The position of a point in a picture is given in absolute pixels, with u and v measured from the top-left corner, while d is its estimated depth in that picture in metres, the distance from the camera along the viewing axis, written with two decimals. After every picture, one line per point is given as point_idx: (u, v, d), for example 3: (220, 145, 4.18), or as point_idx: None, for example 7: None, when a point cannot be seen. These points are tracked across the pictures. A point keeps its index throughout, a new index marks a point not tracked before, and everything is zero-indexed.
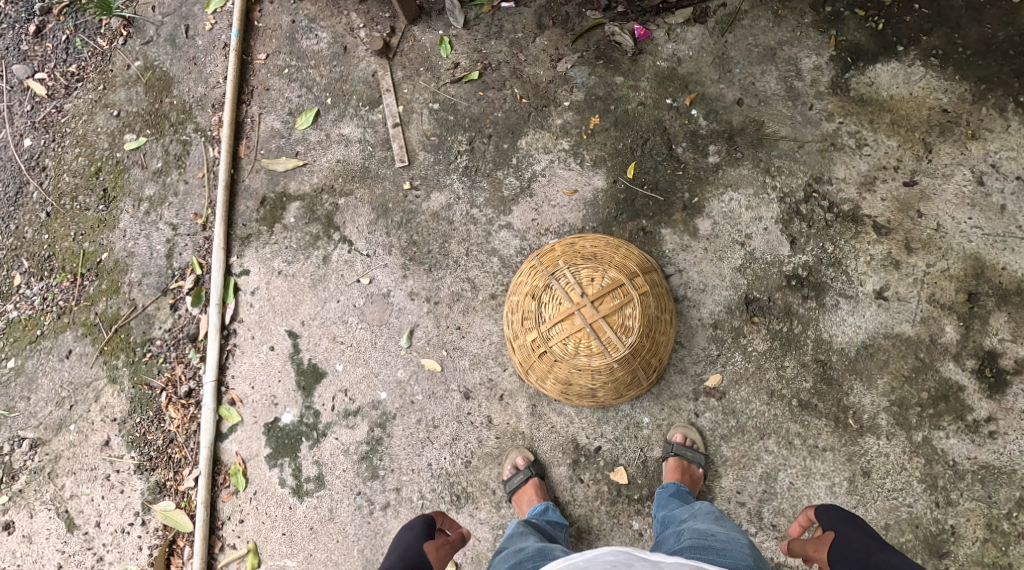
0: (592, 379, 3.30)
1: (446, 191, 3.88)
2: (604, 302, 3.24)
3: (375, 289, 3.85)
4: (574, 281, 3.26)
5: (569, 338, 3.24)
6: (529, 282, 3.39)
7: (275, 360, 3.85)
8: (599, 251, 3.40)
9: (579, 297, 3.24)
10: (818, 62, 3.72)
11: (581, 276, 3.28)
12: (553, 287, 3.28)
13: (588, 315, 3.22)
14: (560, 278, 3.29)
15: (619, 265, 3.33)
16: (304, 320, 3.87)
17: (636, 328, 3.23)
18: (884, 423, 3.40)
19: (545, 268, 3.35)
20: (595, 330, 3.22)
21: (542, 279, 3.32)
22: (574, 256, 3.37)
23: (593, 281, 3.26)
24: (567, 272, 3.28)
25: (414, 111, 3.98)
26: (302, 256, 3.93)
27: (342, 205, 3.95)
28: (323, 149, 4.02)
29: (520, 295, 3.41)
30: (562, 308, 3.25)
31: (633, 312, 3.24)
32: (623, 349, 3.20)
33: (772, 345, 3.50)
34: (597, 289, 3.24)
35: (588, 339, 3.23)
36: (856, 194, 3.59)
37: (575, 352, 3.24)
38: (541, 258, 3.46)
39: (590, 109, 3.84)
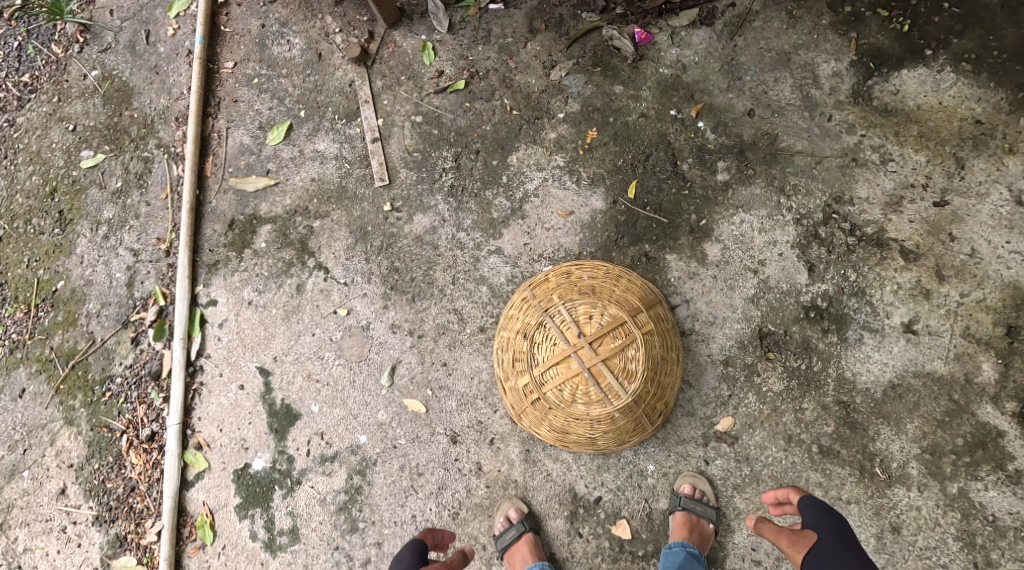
0: (591, 428, 2.98)
1: (430, 213, 3.56)
2: (604, 343, 2.91)
3: (354, 321, 3.53)
4: (570, 319, 2.93)
5: (565, 383, 2.92)
6: (521, 318, 3.06)
7: (245, 400, 3.53)
8: (598, 282, 3.07)
9: (576, 338, 2.91)
10: (837, 68, 3.36)
11: (578, 313, 2.95)
12: (547, 326, 2.95)
13: (586, 359, 2.89)
14: (555, 315, 2.96)
15: (620, 300, 3.01)
16: (276, 355, 3.56)
17: (639, 373, 2.90)
18: (915, 472, 3.07)
19: (538, 303, 3.02)
20: (594, 375, 2.89)
21: (534, 316, 2.99)
22: (570, 289, 3.04)
23: (591, 318, 2.93)
24: (562, 308, 2.95)
25: (395, 124, 3.64)
26: (273, 284, 3.61)
27: (317, 228, 3.63)
28: (296, 167, 3.68)
29: (511, 332, 3.08)
30: (557, 350, 2.93)
31: (637, 354, 2.91)
32: (625, 397, 2.88)
33: (790, 384, 3.17)
34: (596, 329, 2.91)
35: (587, 385, 2.90)
36: (880, 215, 3.24)
37: (572, 400, 2.92)
38: (534, 290, 3.13)
39: (586, 121, 3.50)
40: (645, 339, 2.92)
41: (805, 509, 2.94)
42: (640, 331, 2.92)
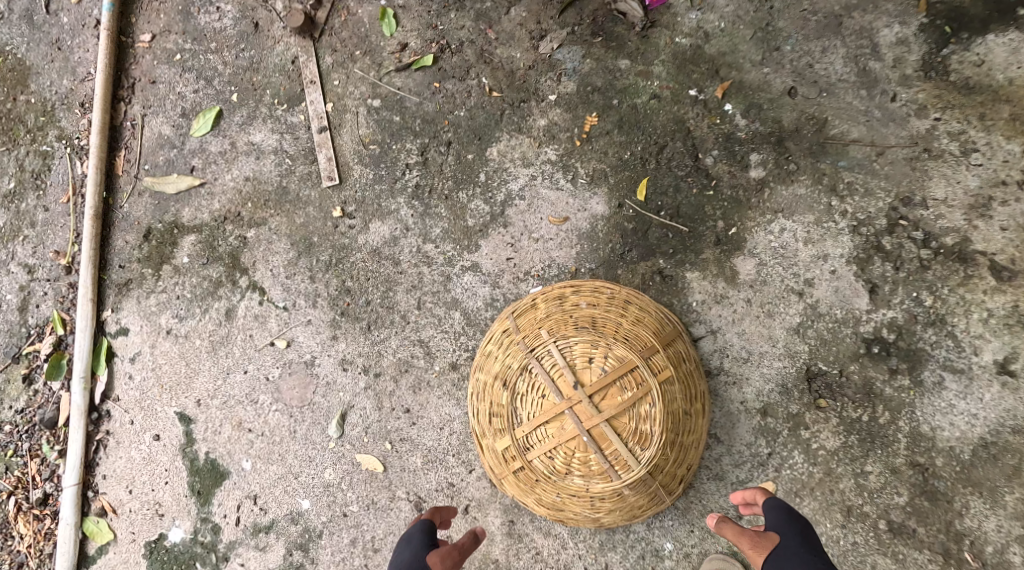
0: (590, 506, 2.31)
1: (390, 220, 2.86)
2: (607, 396, 2.25)
3: (295, 356, 2.85)
4: (563, 363, 2.27)
5: (557, 448, 2.26)
6: (500, 358, 2.39)
7: (161, 455, 2.85)
8: (600, 311, 2.40)
9: (571, 389, 2.25)
10: (902, 34, 2.62)
11: (575, 356, 2.28)
12: (534, 372, 2.29)
13: (585, 417, 2.23)
14: (544, 358, 2.30)
15: (630, 336, 2.34)
16: (200, 399, 2.87)
17: (655, 436, 2.24)
18: (1016, 559, 2.40)
19: (522, 340, 2.35)
20: (596, 438, 2.23)
21: (517, 357, 2.33)
22: (564, 320, 2.37)
23: (591, 362, 2.27)
24: (553, 349, 2.29)
25: (348, 110, 2.93)
26: (197, 309, 2.92)
27: (251, 239, 2.93)
28: (226, 163, 2.97)
29: (486, 376, 2.41)
30: (548, 405, 2.27)
31: (652, 411, 2.24)
32: (637, 469, 2.22)
33: (848, 441, 2.49)
34: (599, 377, 2.25)
35: (586, 451, 2.25)
36: (962, 221, 2.52)
37: (566, 470, 2.26)
38: (517, 319, 2.46)
39: (584, 104, 2.79)
40: (663, 391, 2.25)
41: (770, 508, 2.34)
42: (655, 379, 2.26)
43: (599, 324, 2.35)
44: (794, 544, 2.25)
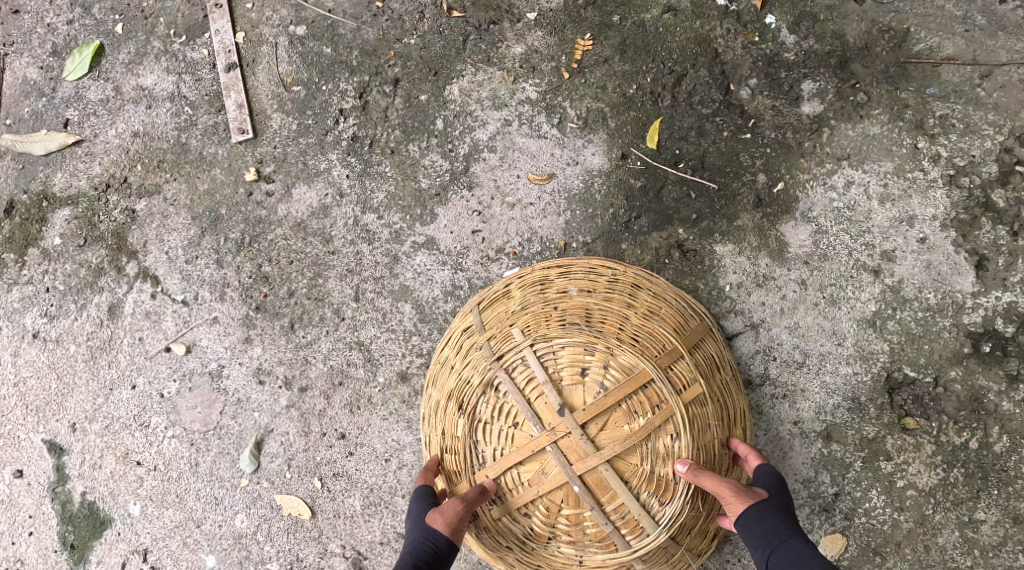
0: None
1: (319, 184, 2.16)
2: (608, 428, 1.65)
3: (197, 366, 2.16)
4: (545, 381, 1.66)
5: (538, 501, 1.67)
6: (459, 370, 1.76)
7: (24, 497, 2.17)
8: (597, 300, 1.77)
9: (560, 420, 1.64)
10: None
11: (563, 368, 1.67)
12: (506, 394, 1.68)
13: (579, 458, 1.64)
14: (520, 373, 1.68)
15: (643, 337, 1.72)
16: (75, 422, 2.18)
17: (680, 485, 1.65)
18: None
19: (489, 346, 1.72)
20: (595, 490, 1.64)
21: (482, 370, 1.70)
22: (547, 316, 1.74)
23: (584, 379, 1.66)
24: (534, 361, 1.67)
25: (264, 42, 2.23)
26: (72, 306, 2.23)
27: (141, 214, 2.23)
28: (109, 115, 2.28)
29: (439, 395, 1.80)
30: (526, 441, 1.66)
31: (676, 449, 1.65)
32: (654, 536, 1.63)
33: (948, 477, 1.81)
34: (599, 400, 1.64)
35: (580, 508, 1.66)
36: None
37: (550, 529, 1.68)
38: (484, 314, 1.83)
39: (575, 23, 2.07)
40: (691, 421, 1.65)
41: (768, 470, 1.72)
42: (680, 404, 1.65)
43: (597, 321, 1.72)
44: (781, 505, 1.68)
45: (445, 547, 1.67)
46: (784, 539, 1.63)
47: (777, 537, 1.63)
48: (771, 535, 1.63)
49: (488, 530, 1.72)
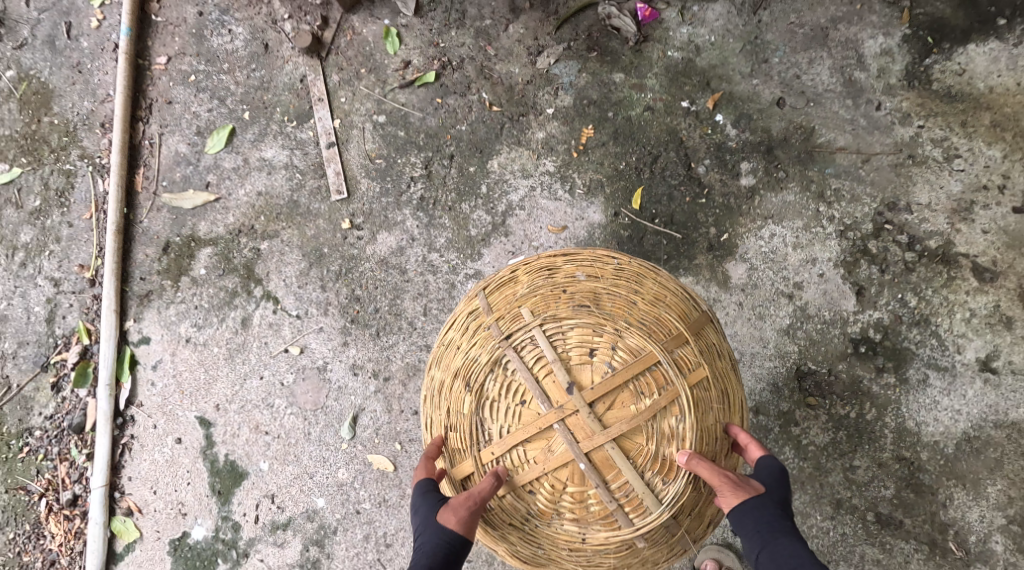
0: (588, 558, 2.28)
1: (396, 231, 2.98)
2: (609, 402, 2.26)
3: (307, 362, 2.98)
4: (556, 359, 2.27)
5: (552, 474, 2.26)
6: (466, 349, 2.33)
7: (183, 457, 2.99)
8: (604, 286, 2.33)
9: (570, 398, 2.25)
10: (887, 45, 2.75)
11: (572, 355, 2.28)
12: (519, 375, 2.28)
13: (586, 437, 2.24)
14: (535, 353, 2.29)
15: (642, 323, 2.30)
16: (218, 403, 3.01)
17: (681, 469, 2.24)
18: (998, 549, 2.49)
19: (497, 325, 2.31)
20: (598, 466, 2.25)
21: (493, 347, 2.30)
22: (552, 299, 2.32)
23: (589, 357, 2.27)
24: (548, 345, 2.27)
25: (354, 126, 3.06)
26: (214, 318, 3.06)
27: (264, 251, 3.05)
28: (239, 179, 3.11)
29: (447, 368, 2.35)
30: (537, 414, 2.27)
31: (674, 429, 2.25)
32: (657, 514, 2.21)
33: (836, 437, 2.60)
34: (602, 384, 2.25)
35: (585, 486, 2.25)
36: (946, 224, 2.64)
37: (562, 494, 2.26)
38: (489, 297, 2.36)
39: (581, 117, 2.90)
40: (690, 403, 2.23)
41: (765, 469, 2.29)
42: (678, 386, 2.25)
43: (599, 307, 2.30)
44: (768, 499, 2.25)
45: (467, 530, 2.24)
46: (767, 531, 2.22)
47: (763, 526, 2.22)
48: (759, 526, 2.22)
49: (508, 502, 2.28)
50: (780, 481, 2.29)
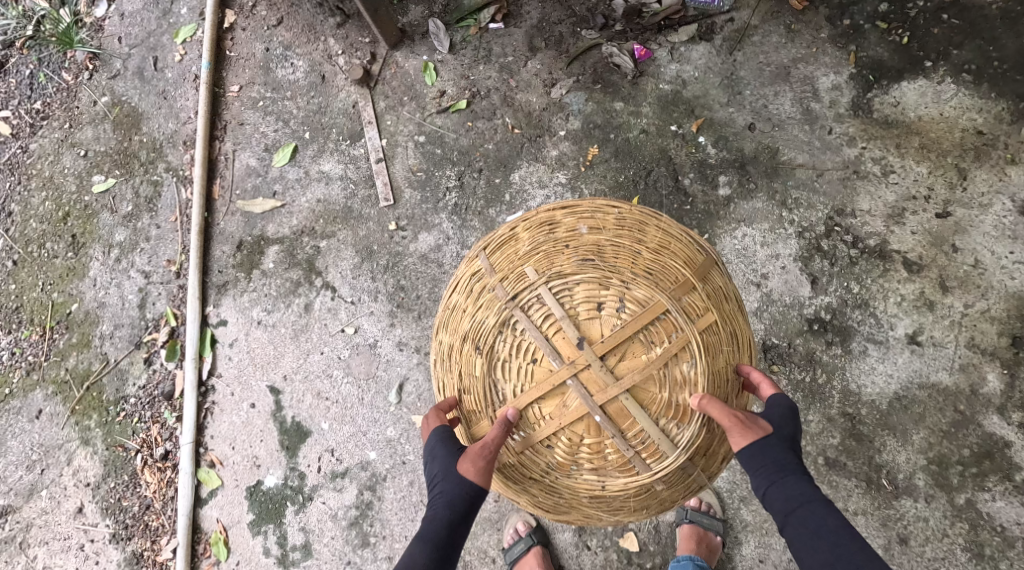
0: (609, 503, 2.75)
1: (434, 232, 3.59)
2: (617, 352, 2.72)
3: (361, 340, 3.59)
4: (567, 314, 2.73)
5: (570, 428, 2.73)
6: (479, 313, 2.78)
7: (256, 419, 3.62)
8: (607, 238, 2.77)
9: (583, 354, 2.71)
10: (837, 81, 3.41)
11: (583, 313, 2.74)
12: (535, 335, 2.73)
13: (600, 390, 2.70)
14: (547, 310, 2.74)
15: (647, 273, 2.74)
16: (286, 374, 3.63)
17: (694, 415, 2.69)
18: (921, 484, 3.13)
19: (506, 287, 2.76)
20: (615, 416, 2.70)
21: (504, 308, 2.75)
22: (558, 257, 2.76)
23: (596, 308, 2.73)
24: (558, 303, 2.73)
25: (399, 145, 3.67)
26: (281, 304, 3.67)
27: (324, 248, 3.66)
28: (302, 188, 3.71)
29: (466, 329, 2.79)
30: (550, 367, 2.74)
31: (686, 375, 2.70)
32: (674, 457, 2.67)
33: (794, 397, 3.23)
34: (613, 338, 2.70)
35: (602, 438, 2.71)
36: (883, 227, 3.28)
37: (582, 439, 2.73)
38: (491, 259, 2.81)
39: (588, 138, 3.53)
40: (700, 349, 2.69)
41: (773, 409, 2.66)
42: (685, 332, 2.70)
43: (604, 261, 2.74)
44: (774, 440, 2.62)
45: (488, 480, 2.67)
46: (777, 472, 2.59)
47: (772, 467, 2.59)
48: (770, 467, 2.59)
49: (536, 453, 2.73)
50: (787, 422, 2.65)
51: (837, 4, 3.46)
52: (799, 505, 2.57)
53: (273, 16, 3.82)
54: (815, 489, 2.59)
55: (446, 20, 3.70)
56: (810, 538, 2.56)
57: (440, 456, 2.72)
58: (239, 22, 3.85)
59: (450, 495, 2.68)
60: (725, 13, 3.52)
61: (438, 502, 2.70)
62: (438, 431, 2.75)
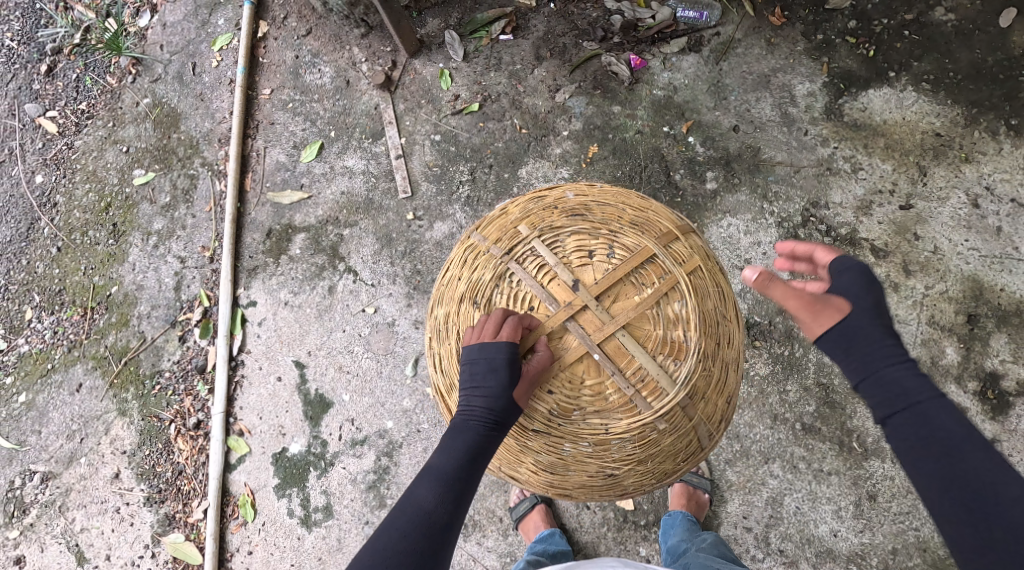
0: (612, 449, 2.94)
1: (449, 221, 3.95)
2: (609, 295, 3.01)
3: (380, 319, 3.95)
4: (560, 266, 3.03)
5: (571, 374, 2.97)
6: (478, 274, 3.08)
7: (283, 391, 3.97)
8: (591, 198, 3.11)
9: (578, 297, 2.99)
10: (811, 88, 3.82)
11: (575, 262, 3.04)
12: (532, 283, 3.02)
13: (598, 329, 2.97)
14: (540, 266, 3.04)
15: (631, 224, 3.07)
16: (310, 350, 3.98)
17: (687, 350, 2.95)
18: (888, 446, 3.57)
19: (500, 245, 3.07)
20: (613, 354, 2.97)
21: (501, 263, 3.05)
22: (549, 216, 3.09)
23: (586, 262, 3.04)
24: (551, 256, 3.03)
25: (416, 143, 4.04)
26: (307, 287, 4.02)
27: (347, 236, 4.02)
28: (327, 181, 4.07)
29: (466, 287, 3.08)
30: (548, 313, 3.01)
31: (676, 313, 2.99)
32: (673, 392, 2.91)
33: (775, 368, 3.66)
34: (605, 279, 2.99)
35: (602, 380, 2.96)
36: (852, 218, 3.71)
37: (583, 382, 2.97)
38: (482, 231, 3.12)
39: (588, 138, 3.91)
40: (687, 289, 2.98)
41: (840, 282, 2.80)
42: (671, 273, 3.00)
43: (591, 215, 3.08)
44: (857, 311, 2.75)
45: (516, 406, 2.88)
46: (865, 353, 2.72)
47: (851, 342, 2.73)
48: (848, 346, 2.73)
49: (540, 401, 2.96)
50: (863, 285, 2.78)
51: (811, 21, 3.89)
52: (901, 396, 2.66)
53: (303, 26, 4.20)
54: (912, 364, 2.68)
55: (461, 32, 4.09)
56: (916, 425, 2.64)
57: (501, 376, 2.87)
58: (271, 32, 4.23)
59: (500, 414, 2.86)
60: (712, 27, 3.94)
61: (484, 416, 2.86)
62: (507, 349, 2.87)
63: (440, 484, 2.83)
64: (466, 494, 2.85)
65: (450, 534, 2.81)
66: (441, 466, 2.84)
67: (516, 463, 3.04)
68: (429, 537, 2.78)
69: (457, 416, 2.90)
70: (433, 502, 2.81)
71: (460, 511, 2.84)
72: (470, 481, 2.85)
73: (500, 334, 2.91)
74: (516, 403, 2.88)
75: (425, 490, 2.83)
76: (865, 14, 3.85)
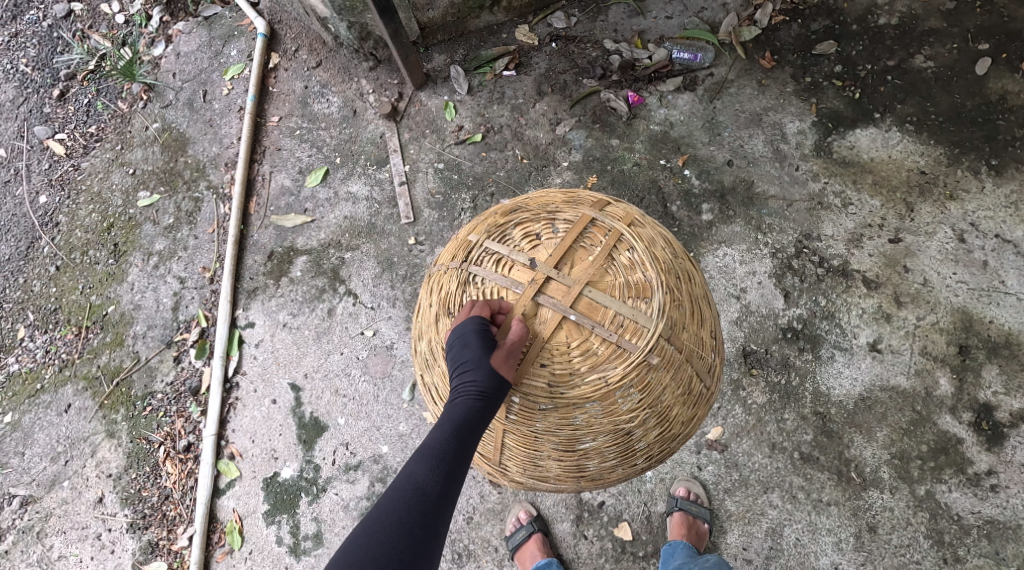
0: (619, 399, 2.97)
1: None
2: (570, 263, 3.08)
3: (378, 341, 3.97)
4: (517, 253, 3.09)
5: (553, 344, 2.99)
6: (444, 291, 3.14)
7: (277, 413, 3.95)
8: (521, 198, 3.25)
9: (540, 271, 3.04)
10: (802, 126, 3.99)
11: (526, 245, 3.12)
12: (493, 276, 3.08)
13: (566, 293, 3.02)
14: (497, 261, 3.11)
15: (565, 204, 3.20)
16: (307, 372, 3.98)
17: (651, 287, 3.02)
18: (886, 477, 3.60)
19: (454, 259, 3.16)
20: (587, 311, 3.01)
21: (461, 272, 3.13)
22: (490, 221, 3.20)
23: (539, 244, 3.12)
24: (503, 249, 3.11)
25: (420, 171, 4.14)
26: (307, 308, 4.04)
27: (348, 260, 4.07)
28: (330, 207, 4.14)
29: (437, 308, 3.13)
30: (519, 297, 3.04)
31: (630, 260, 3.07)
32: (653, 325, 2.96)
33: (772, 397, 3.71)
34: (557, 249, 3.07)
35: (587, 340, 2.99)
36: (844, 250, 3.84)
37: (569, 349, 2.99)
38: (438, 263, 3.23)
39: (587, 169, 4.04)
40: (633, 235, 3.08)
41: None
42: (613, 228, 3.10)
43: (528, 207, 3.20)
44: None
45: (506, 384, 2.94)
46: None
47: None
48: None
49: (535, 383, 2.98)
50: None
51: (800, 64, 4.09)
52: None
53: (313, 59, 4.35)
54: None
55: (465, 67, 4.26)
56: None
57: (476, 348, 2.94)
58: (283, 63, 4.38)
59: (485, 385, 2.92)
60: (706, 68, 4.13)
61: (469, 391, 2.93)
62: (479, 325, 2.97)
63: (428, 466, 2.90)
64: (457, 472, 2.92)
65: (444, 511, 2.89)
66: (430, 447, 2.92)
67: (536, 452, 3.06)
68: (419, 519, 2.86)
69: (449, 398, 2.99)
70: (421, 484, 2.88)
71: (450, 490, 2.91)
72: (459, 460, 2.92)
73: (471, 320, 2.99)
74: (499, 373, 2.93)
75: (413, 475, 2.90)
76: (850, 60, 4.06)
